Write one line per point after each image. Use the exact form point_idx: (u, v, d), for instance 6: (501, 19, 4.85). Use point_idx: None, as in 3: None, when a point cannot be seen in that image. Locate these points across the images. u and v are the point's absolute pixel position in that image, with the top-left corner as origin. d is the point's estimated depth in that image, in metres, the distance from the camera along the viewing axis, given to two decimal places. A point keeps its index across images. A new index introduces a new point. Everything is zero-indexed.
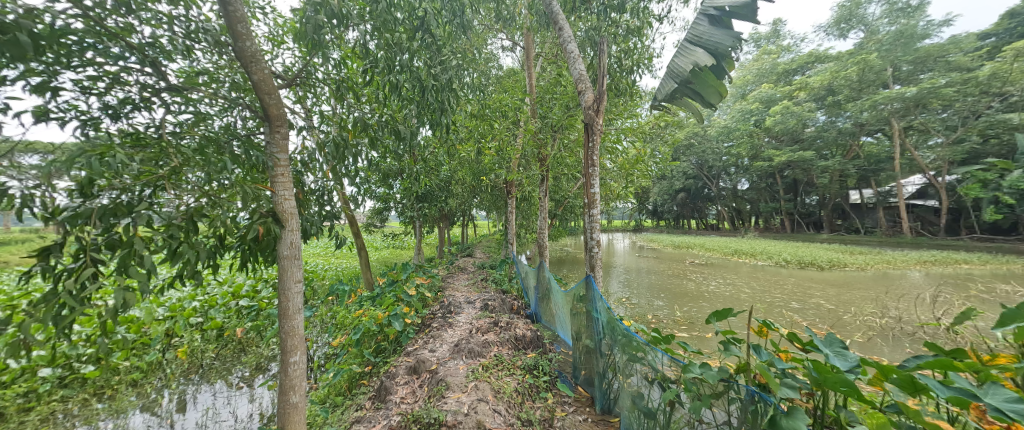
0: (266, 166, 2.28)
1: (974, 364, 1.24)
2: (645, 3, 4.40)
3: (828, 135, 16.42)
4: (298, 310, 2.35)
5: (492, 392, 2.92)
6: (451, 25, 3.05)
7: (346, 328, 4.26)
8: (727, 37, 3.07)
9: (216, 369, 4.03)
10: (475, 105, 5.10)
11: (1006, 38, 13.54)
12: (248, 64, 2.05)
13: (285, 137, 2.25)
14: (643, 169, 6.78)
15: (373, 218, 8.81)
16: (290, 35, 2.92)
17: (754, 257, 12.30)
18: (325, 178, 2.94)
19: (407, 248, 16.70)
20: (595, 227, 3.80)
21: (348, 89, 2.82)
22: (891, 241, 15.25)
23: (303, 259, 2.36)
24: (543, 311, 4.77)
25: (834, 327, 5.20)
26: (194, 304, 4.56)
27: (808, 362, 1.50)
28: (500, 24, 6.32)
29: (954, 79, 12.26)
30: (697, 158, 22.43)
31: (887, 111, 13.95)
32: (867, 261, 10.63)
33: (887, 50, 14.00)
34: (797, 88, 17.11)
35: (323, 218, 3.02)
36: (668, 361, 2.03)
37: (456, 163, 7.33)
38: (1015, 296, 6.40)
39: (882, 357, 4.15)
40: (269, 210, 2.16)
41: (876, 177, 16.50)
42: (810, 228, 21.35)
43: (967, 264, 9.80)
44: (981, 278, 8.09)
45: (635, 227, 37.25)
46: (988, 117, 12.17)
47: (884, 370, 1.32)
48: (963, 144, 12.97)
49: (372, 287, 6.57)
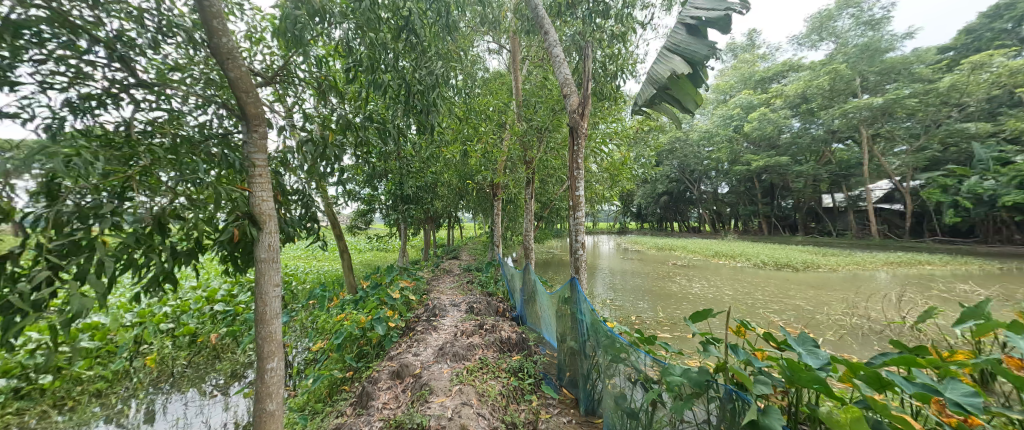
0: (243, 167, 2.21)
1: (936, 360, 1.31)
2: (629, 10, 4.49)
3: (802, 142, 17.06)
4: (276, 314, 2.28)
5: (476, 395, 2.91)
6: (437, 26, 3.03)
7: (327, 333, 4.15)
8: (703, 47, 3.15)
9: (188, 377, 3.87)
10: (460, 106, 5.07)
11: (964, 52, 14.39)
12: (224, 61, 1.99)
13: (264, 137, 2.18)
14: (627, 173, 6.88)
15: (356, 219, 8.62)
16: (269, 33, 2.83)
17: (734, 259, 12.65)
18: (306, 178, 2.86)
19: (392, 250, 16.44)
20: (580, 229, 3.84)
21: (330, 88, 2.77)
22: (861, 244, 15.92)
23: (282, 262, 2.30)
24: (529, 313, 4.76)
25: (808, 326, 5.39)
26: (165, 309, 4.37)
27: (782, 361, 1.55)
28: (486, 27, 6.31)
29: (917, 90, 12.94)
30: (679, 162, 22.88)
31: (856, 119, 14.60)
32: (839, 262, 11.09)
33: (855, 62, 14.68)
34: (773, 96, 17.73)
35: (304, 220, 2.94)
36: (651, 361, 2.06)
37: (442, 165, 7.28)
38: (973, 296, 6.78)
39: (853, 355, 4.34)
40: (246, 212, 2.09)
41: (847, 182, 17.23)
42: (786, 231, 22.10)
43: (930, 265, 10.34)
44: (943, 279, 8.55)
45: (619, 229, 37.67)
46: (948, 126, 12.94)
47: (852, 367, 1.38)
48: (926, 152, 13.80)
49: (354, 290, 6.43)
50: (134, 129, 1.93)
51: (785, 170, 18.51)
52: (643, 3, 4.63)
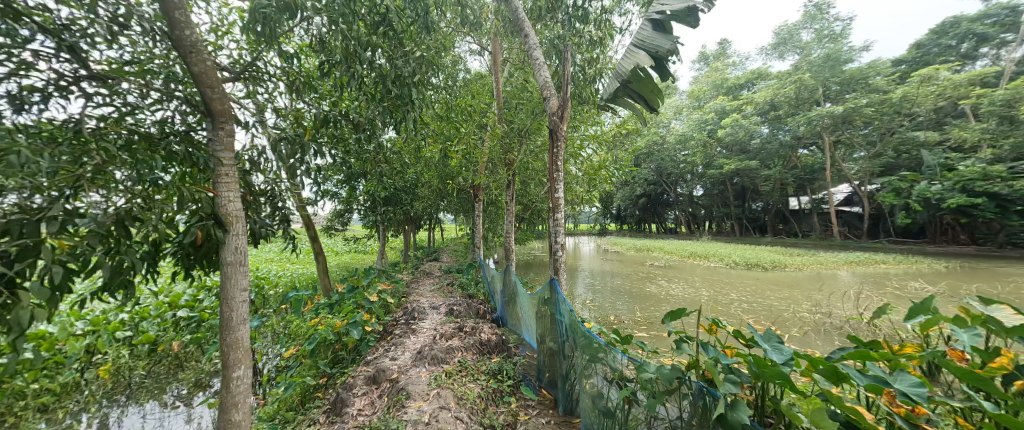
0: (209, 166, 2.11)
1: (886, 354, 1.39)
2: (607, 16, 4.62)
3: (771, 147, 17.84)
4: (243, 320, 2.19)
5: (454, 399, 2.88)
6: (416, 24, 2.98)
7: (300, 338, 3.99)
8: (667, 42, 3.24)
9: (146, 387, 3.66)
10: (441, 106, 5.01)
11: (914, 66, 15.48)
12: (187, 56, 1.91)
13: (231, 135, 2.09)
14: (605, 175, 7.00)
15: (333, 220, 8.36)
16: (237, 27, 2.72)
17: (708, 259, 13.10)
18: (277, 178, 2.75)
19: (371, 252, 16.06)
20: (560, 230, 3.86)
21: (304, 85, 2.70)
22: (824, 244, 16.80)
23: (250, 266, 2.21)
24: (509, 314, 4.76)
25: (776, 324, 5.64)
26: (122, 316, 4.04)
27: (749, 357, 1.61)
28: (467, 28, 6.27)
29: (873, 99, 13.82)
30: (657, 164, 23.34)
31: (819, 126, 15.40)
32: (805, 261, 11.65)
33: (819, 71, 15.47)
34: (744, 103, 18.50)
35: (275, 221, 2.84)
36: (627, 361, 2.11)
37: (422, 166, 7.16)
38: (922, 292, 7.30)
39: (816, 350, 4.58)
40: (211, 213, 2.00)
41: (812, 185, 18.14)
42: (757, 233, 23.03)
43: (885, 264, 11.03)
44: (897, 277, 9.14)
45: (599, 231, 38.20)
46: (901, 134, 13.91)
47: (813, 361, 1.45)
48: (881, 158, 14.76)
49: (330, 292, 6.26)
50: (85, 125, 1.81)
51: (755, 174, 19.31)
52: (622, 10, 4.73)
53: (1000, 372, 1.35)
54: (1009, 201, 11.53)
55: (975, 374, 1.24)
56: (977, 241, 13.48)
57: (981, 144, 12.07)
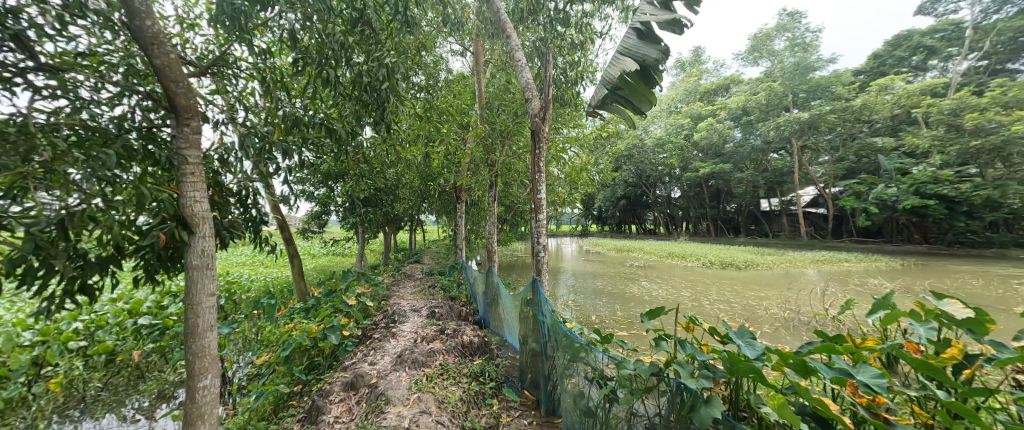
0: (172, 164, 2.00)
1: (850, 347, 1.46)
2: (589, 20, 4.72)
3: (743, 151, 18.47)
4: (210, 326, 2.09)
5: (436, 403, 2.84)
6: (394, 22, 2.90)
7: (273, 345, 3.81)
8: (654, 51, 3.31)
9: (104, 401, 3.43)
10: (421, 106, 4.93)
11: (872, 75, 16.51)
12: (148, 47, 1.81)
13: (196, 132, 2.00)
14: (586, 178, 7.10)
15: (309, 222, 8.06)
16: (204, 19, 2.61)
17: (685, 259, 13.53)
18: (248, 178, 2.63)
19: (349, 255, 15.66)
20: (542, 231, 3.87)
21: (275, 83, 2.63)
22: (793, 244, 17.58)
23: (218, 269, 2.10)
24: (491, 316, 4.76)
25: (750, 320, 5.87)
26: (76, 324, 3.75)
27: (724, 353, 1.66)
28: (449, 29, 6.25)
29: (837, 107, 14.62)
30: (636, 167, 23.80)
31: (788, 131, 16.09)
32: (775, 260, 12.14)
33: (790, 78, 16.14)
34: (718, 108, 19.17)
35: (246, 223, 2.73)
36: (607, 360, 2.13)
37: (403, 167, 7.00)
38: (881, 288, 7.79)
39: (785, 344, 4.81)
40: (175, 214, 1.90)
41: (781, 187, 18.98)
42: (731, 233, 23.86)
43: (848, 262, 11.65)
44: (858, 274, 9.69)
45: (581, 232, 38.62)
46: (861, 140, 14.81)
47: (783, 356, 1.49)
48: (843, 162, 15.63)
49: (306, 296, 6.07)
50: (33, 121, 1.67)
51: (728, 176, 19.96)
52: (602, 14, 4.82)
53: (950, 361, 1.44)
54: (956, 203, 12.56)
55: (927, 363, 1.32)
56: (930, 240, 14.41)
57: (931, 150, 12.96)
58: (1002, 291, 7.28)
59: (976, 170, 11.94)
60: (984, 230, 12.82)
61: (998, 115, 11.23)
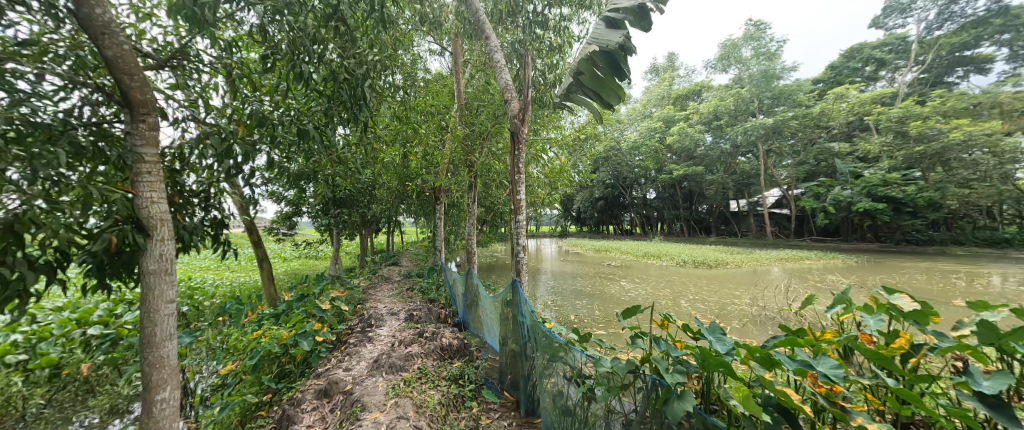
0: (126, 162, 1.87)
1: (811, 340, 1.54)
2: (567, 23, 4.81)
3: (714, 154, 19.07)
4: (169, 336, 1.97)
5: (414, 407, 2.79)
6: (370, 19, 2.83)
7: (239, 353, 3.58)
8: (617, 36, 3.38)
9: (46, 419, 3.15)
10: (397, 106, 4.83)
11: (830, 84, 17.61)
12: (98, 37, 1.70)
13: (154, 128, 1.88)
14: (565, 179, 7.18)
15: (279, 224, 7.73)
16: (163, 9, 2.46)
17: (660, 258, 13.96)
18: (212, 178, 2.50)
19: (323, 258, 15.11)
20: (522, 232, 3.88)
21: (241, 78, 2.51)
22: (760, 243, 18.41)
23: (178, 275, 1.98)
24: (471, 318, 4.73)
25: (721, 317, 6.11)
26: (14, 337, 3.43)
27: (696, 349, 1.71)
28: (427, 28, 6.18)
29: (798, 114, 15.48)
30: (613, 169, 24.26)
31: (755, 136, 16.86)
32: (743, 259, 12.70)
33: (755, 85, 16.98)
34: (690, 113, 19.86)
35: (207, 225, 2.57)
36: (585, 359, 2.16)
37: (380, 167, 6.83)
38: (838, 284, 8.32)
39: (752, 339, 5.07)
40: (129, 216, 1.79)
41: (748, 189, 19.88)
42: (702, 233, 24.73)
43: (809, 260, 12.33)
44: (818, 271, 10.28)
45: (560, 233, 39.04)
46: (820, 145, 15.76)
47: (751, 350, 1.55)
48: (804, 166, 16.55)
49: (277, 302, 5.83)
50: None
51: (700, 178, 20.68)
52: (580, 19, 4.89)
53: (899, 351, 1.55)
54: (902, 204, 13.58)
55: (879, 353, 1.41)
56: (880, 239, 15.49)
57: (881, 155, 13.97)
58: (942, 285, 7.92)
59: (919, 173, 12.94)
60: (927, 229, 13.92)
61: (938, 123, 12.24)
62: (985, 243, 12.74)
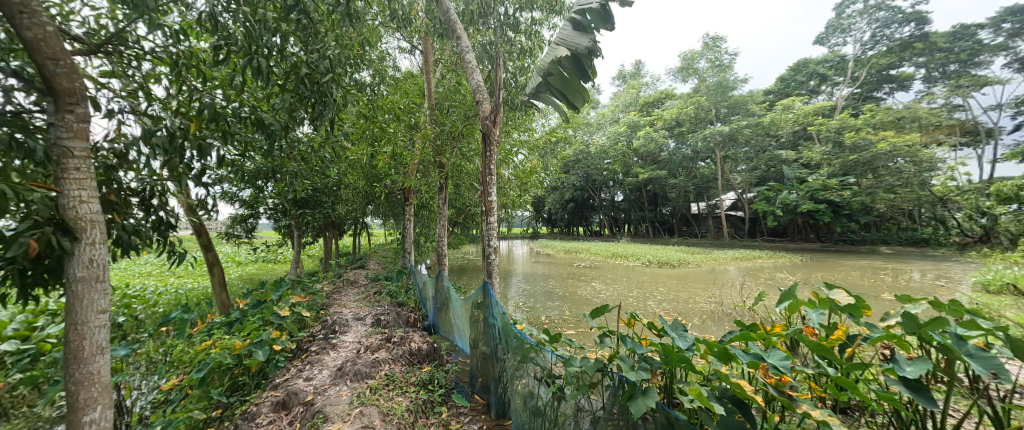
0: (46, 157, 1.67)
1: (762, 334, 1.63)
2: (538, 28, 4.89)
3: (676, 159, 19.97)
4: (102, 349, 1.78)
5: (380, 416, 2.69)
6: (336, 13, 2.72)
7: (185, 365, 3.31)
8: (585, 40, 3.46)
9: None
10: (364, 103, 4.65)
11: (779, 95, 19.00)
12: (13, 16, 1.51)
13: (84, 120, 1.70)
14: (535, 180, 7.25)
15: (234, 226, 7.27)
16: None
17: (627, 259, 14.42)
18: (154, 176, 2.30)
19: (282, 262, 14.30)
20: (492, 234, 3.88)
21: (190, 68, 2.32)
22: (718, 243, 19.48)
23: (111, 283, 1.79)
24: (441, 321, 4.65)
25: (683, 314, 6.40)
26: None
27: (660, 345, 1.76)
28: (396, 25, 6.05)
29: (751, 122, 16.55)
30: (583, 171, 24.78)
31: (713, 143, 17.87)
32: (703, 259, 13.38)
33: (712, 95, 17.99)
34: (654, 119, 20.64)
35: (149, 227, 2.37)
36: (555, 359, 2.18)
37: (345, 166, 6.57)
38: (785, 281, 8.99)
39: (711, 334, 5.35)
40: (52, 217, 1.60)
41: (707, 192, 21.03)
42: (666, 234, 25.81)
43: (760, 259, 13.20)
44: (768, 269, 11.05)
45: (532, 234, 39.43)
46: (770, 152, 16.96)
47: (709, 345, 1.63)
48: (757, 171, 17.73)
49: (229, 309, 5.45)
50: None
51: (664, 182, 21.57)
52: (551, 24, 4.99)
53: (837, 341, 1.68)
54: (840, 207, 14.88)
55: (821, 344, 1.52)
56: (821, 238, 16.90)
57: (822, 163, 15.25)
58: (872, 280, 8.79)
59: (853, 179, 14.26)
60: (860, 230, 15.37)
61: (869, 134, 13.56)
62: (908, 242, 14.24)
